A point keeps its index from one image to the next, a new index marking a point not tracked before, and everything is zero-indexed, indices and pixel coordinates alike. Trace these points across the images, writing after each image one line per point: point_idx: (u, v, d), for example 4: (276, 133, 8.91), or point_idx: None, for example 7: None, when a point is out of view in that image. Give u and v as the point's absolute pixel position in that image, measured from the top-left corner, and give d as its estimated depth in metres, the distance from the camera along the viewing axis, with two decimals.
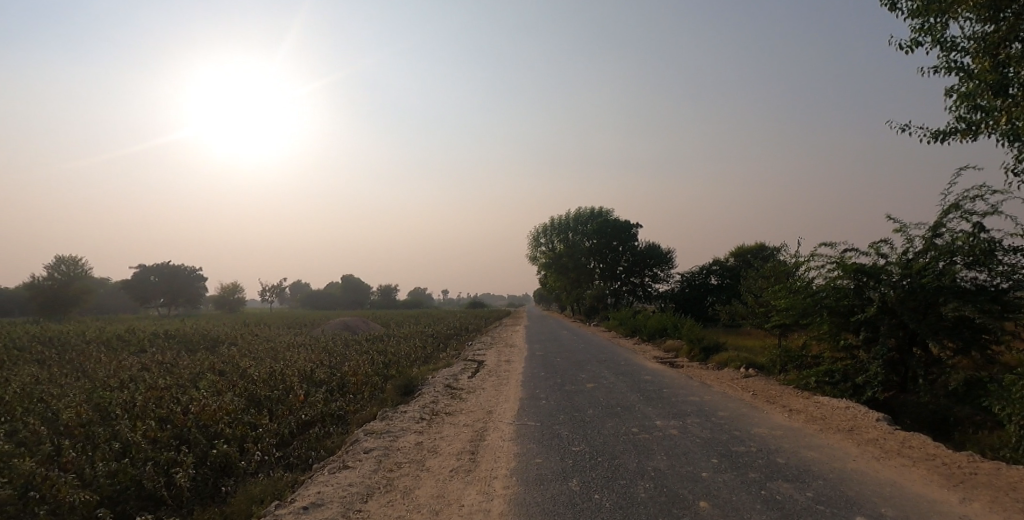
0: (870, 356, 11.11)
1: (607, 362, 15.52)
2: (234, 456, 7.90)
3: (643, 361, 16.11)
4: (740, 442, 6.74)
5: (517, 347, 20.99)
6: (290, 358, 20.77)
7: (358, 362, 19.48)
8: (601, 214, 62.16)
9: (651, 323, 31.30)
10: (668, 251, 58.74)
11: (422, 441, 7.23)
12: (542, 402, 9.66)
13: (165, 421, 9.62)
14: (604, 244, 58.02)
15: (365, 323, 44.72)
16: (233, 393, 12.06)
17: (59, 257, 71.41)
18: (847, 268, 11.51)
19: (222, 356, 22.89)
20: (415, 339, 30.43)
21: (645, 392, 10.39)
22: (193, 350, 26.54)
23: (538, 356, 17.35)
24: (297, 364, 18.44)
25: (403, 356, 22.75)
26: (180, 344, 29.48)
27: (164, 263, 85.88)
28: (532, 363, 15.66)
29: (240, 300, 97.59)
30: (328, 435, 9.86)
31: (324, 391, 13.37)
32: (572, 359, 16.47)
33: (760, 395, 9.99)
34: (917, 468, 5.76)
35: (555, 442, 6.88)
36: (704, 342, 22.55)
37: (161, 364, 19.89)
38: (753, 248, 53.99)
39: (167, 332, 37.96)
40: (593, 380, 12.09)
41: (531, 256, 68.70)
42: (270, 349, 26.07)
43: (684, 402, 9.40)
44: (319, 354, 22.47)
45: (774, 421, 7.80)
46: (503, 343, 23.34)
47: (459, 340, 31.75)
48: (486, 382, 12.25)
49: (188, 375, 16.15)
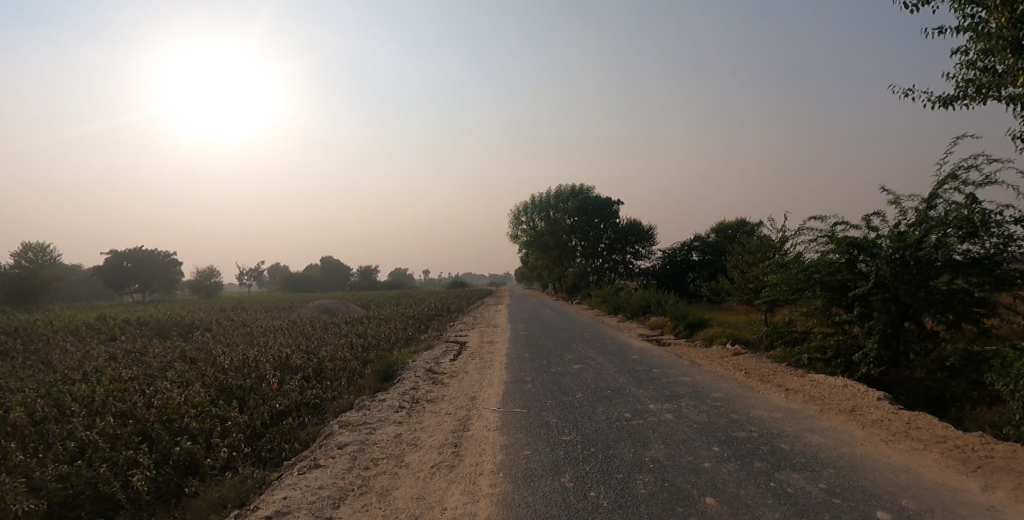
0: (863, 331, 10.84)
1: (593, 341, 15.14)
2: (199, 454, 7.34)
3: (629, 340, 15.75)
4: (741, 426, 6.35)
5: (500, 327, 20.54)
6: (266, 343, 20.12)
7: (337, 346, 18.90)
8: (582, 191, 61.64)
9: (635, 299, 31.10)
10: (649, 228, 58.62)
11: (401, 433, 6.73)
12: (528, 386, 9.23)
13: (126, 416, 9.00)
14: (586, 221, 57.67)
15: (345, 306, 44.00)
16: (203, 383, 11.44)
17: (25, 243, 69.23)
18: (839, 241, 11.16)
19: (195, 343, 22.13)
20: (396, 321, 29.88)
21: (635, 372, 10.01)
22: (166, 337, 25.71)
23: (522, 337, 16.93)
24: (274, 349, 17.82)
25: (384, 339, 22.21)
26: (153, 331, 28.58)
27: (137, 248, 83.75)
28: (517, 344, 15.24)
29: (217, 284, 95.83)
30: (302, 425, 9.33)
31: (301, 377, 12.81)
32: (557, 338, 16.07)
33: (753, 374, 9.64)
34: (931, 452, 5.41)
35: (544, 431, 6.43)
36: (689, 319, 22.34)
37: (131, 353, 19.10)
38: (734, 223, 54.06)
39: (140, 319, 36.89)
40: (579, 360, 11.68)
41: (512, 235, 68.15)
42: (246, 334, 25.36)
43: (677, 382, 9.03)
44: (297, 338, 21.85)
45: (772, 403, 7.43)
46: (486, 324, 22.87)
47: (440, 321, 31.26)
48: (469, 365, 11.76)
49: (157, 364, 15.43)
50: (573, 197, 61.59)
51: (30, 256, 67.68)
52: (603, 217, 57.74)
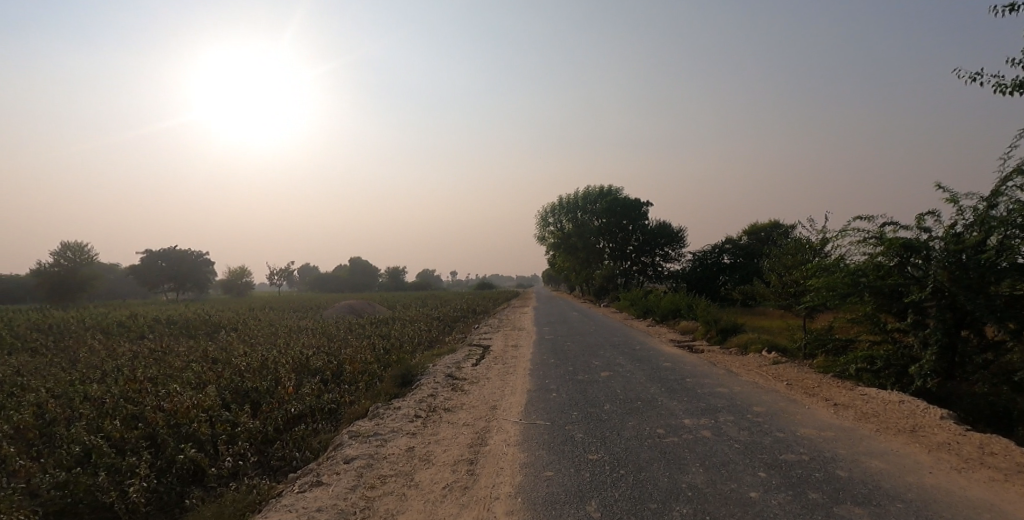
0: (915, 340, 10.04)
1: (622, 347, 14.48)
2: (205, 463, 6.99)
3: (659, 346, 15.07)
4: (789, 447, 5.69)
5: (525, 331, 20.00)
6: (289, 344, 19.92)
7: (359, 348, 18.59)
8: (610, 193, 60.70)
9: (664, 303, 30.22)
10: (679, 230, 57.41)
11: (414, 446, 6.26)
12: (552, 395, 8.67)
13: (137, 420, 8.73)
14: (614, 223, 56.76)
15: (371, 307, 43.97)
16: (219, 385, 11.17)
17: (65, 243, 71.28)
18: (889, 242, 10.36)
19: (219, 342, 22.10)
20: (420, 322, 29.54)
21: (667, 382, 9.37)
22: (192, 336, 25.81)
23: (547, 341, 16.37)
24: (296, 350, 17.58)
25: (407, 341, 21.84)
26: (181, 330, 28.77)
27: (171, 248, 85.48)
28: (542, 348, 14.67)
29: (248, 284, 97.51)
30: (316, 432, 8.94)
31: (319, 381, 12.47)
32: (584, 343, 15.45)
33: (796, 386, 8.93)
34: (1013, 485, 4.71)
35: (568, 448, 5.89)
36: (721, 323, 21.47)
37: (155, 353, 19.08)
38: (767, 226, 52.62)
39: (170, 317, 37.32)
40: (607, 367, 11.08)
41: (539, 236, 67.53)
42: (270, 334, 25.29)
43: (712, 394, 8.37)
44: (320, 339, 21.64)
45: (820, 420, 6.76)
46: (511, 326, 22.35)
47: (465, 323, 30.90)
48: (491, 371, 11.27)
49: (178, 364, 15.29)
50: (601, 198, 60.69)
51: (70, 255, 69.71)
52: (632, 219, 56.75)
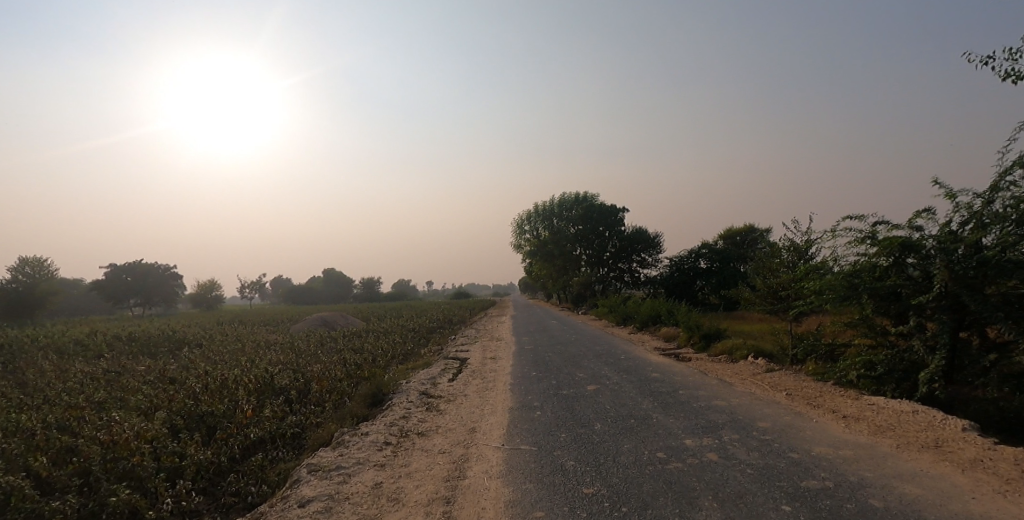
0: (915, 344, 9.56)
1: (606, 357, 13.82)
2: (141, 505, 6.08)
3: (644, 354, 14.45)
4: (808, 472, 5.04)
5: (503, 341, 19.22)
6: (255, 361, 18.84)
7: (329, 363, 17.60)
8: (586, 199, 60.45)
9: (644, 309, 29.74)
10: (656, 236, 57.32)
11: (382, 482, 5.45)
12: (537, 413, 7.93)
13: (70, 454, 7.74)
14: (591, 230, 56.46)
15: (345, 319, 42.74)
16: (170, 410, 10.17)
17: (21, 257, 68.22)
18: (886, 242, 9.90)
19: (180, 360, 20.83)
20: (395, 334, 28.56)
21: (660, 396, 8.71)
22: (153, 354, 24.46)
23: (527, 351, 15.63)
24: (261, 367, 16.56)
25: (381, 355, 20.90)
26: (141, 348, 27.27)
27: (137, 261, 82.75)
28: (522, 360, 13.94)
29: (217, 297, 94.88)
30: (275, 462, 8.04)
31: (283, 402, 11.53)
32: (566, 353, 14.75)
33: (799, 397, 8.33)
34: None
35: (560, 479, 5.15)
36: (704, 329, 21.00)
37: (109, 373, 17.82)
38: (742, 230, 52.84)
39: (133, 334, 35.66)
40: (593, 379, 10.38)
41: (515, 243, 66.91)
42: (236, 350, 24.05)
43: (710, 408, 7.72)
44: (289, 355, 20.58)
45: (834, 438, 6.14)
46: (489, 337, 21.53)
47: (441, 334, 30.00)
48: (469, 386, 10.50)
49: (129, 386, 14.13)
50: (577, 204, 60.35)
51: (28, 270, 66.79)
52: (608, 225, 56.49)
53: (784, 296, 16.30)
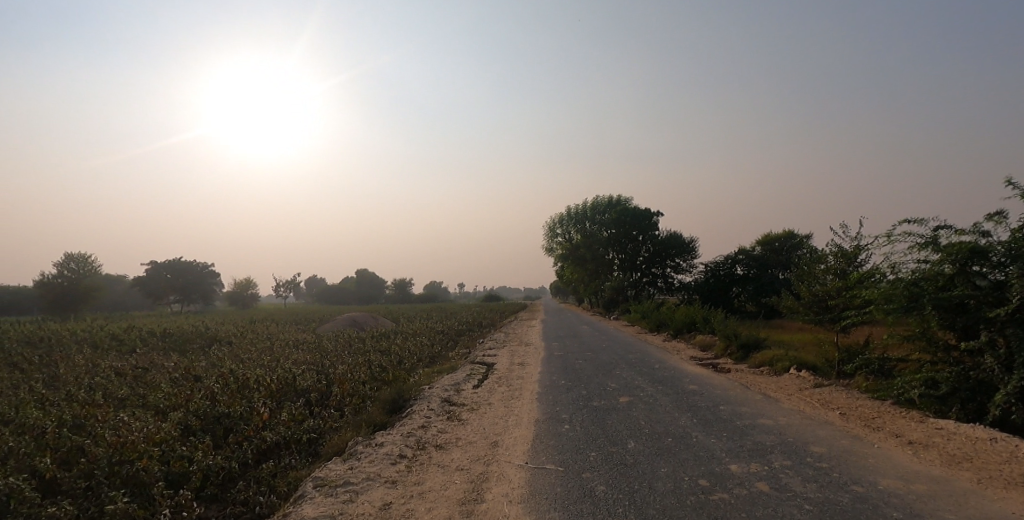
0: (984, 361, 8.66)
1: (639, 366, 13.12)
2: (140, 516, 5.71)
3: (679, 364, 13.71)
4: (876, 510, 4.37)
5: (533, 346, 18.64)
6: (281, 361, 18.68)
7: (355, 365, 17.28)
8: (620, 203, 59.45)
9: (679, 315, 28.79)
10: (691, 241, 55.91)
11: (392, 502, 4.97)
12: (565, 427, 7.35)
13: (78, 455, 7.47)
14: (624, 234, 55.46)
15: (375, 320, 42.74)
16: (187, 411, 9.91)
17: (68, 254, 70.50)
18: (953, 249, 9.04)
19: (209, 358, 20.82)
20: (423, 336, 28.23)
21: (698, 411, 8.04)
22: (185, 351, 24.61)
23: (557, 358, 15.02)
24: (286, 367, 16.34)
25: (407, 358, 20.54)
26: (175, 344, 27.55)
27: (177, 259, 84.83)
28: (551, 367, 13.35)
29: (254, 295, 96.74)
30: (286, 470, 7.66)
31: (303, 405, 11.19)
32: (597, 361, 14.10)
33: (856, 418, 7.55)
34: None
35: (588, 507, 4.57)
36: (742, 338, 20.06)
37: (138, 369, 17.86)
38: (781, 235, 51.15)
39: (168, 330, 36.21)
40: (625, 390, 9.75)
41: (547, 247, 66.27)
42: (265, 349, 24.02)
43: (755, 428, 7.03)
44: (316, 355, 20.40)
45: (903, 469, 5.39)
46: (518, 341, 20.98)
47: (470, 337, 29.56)
48: (494, 394, 9.97)
49: (154, 384, 14.02)
50: (610, 208, 59.38)
51: (74, 265, 69.09)
52: (642, 229, 55.40)
53: (831, 305, 15.35)
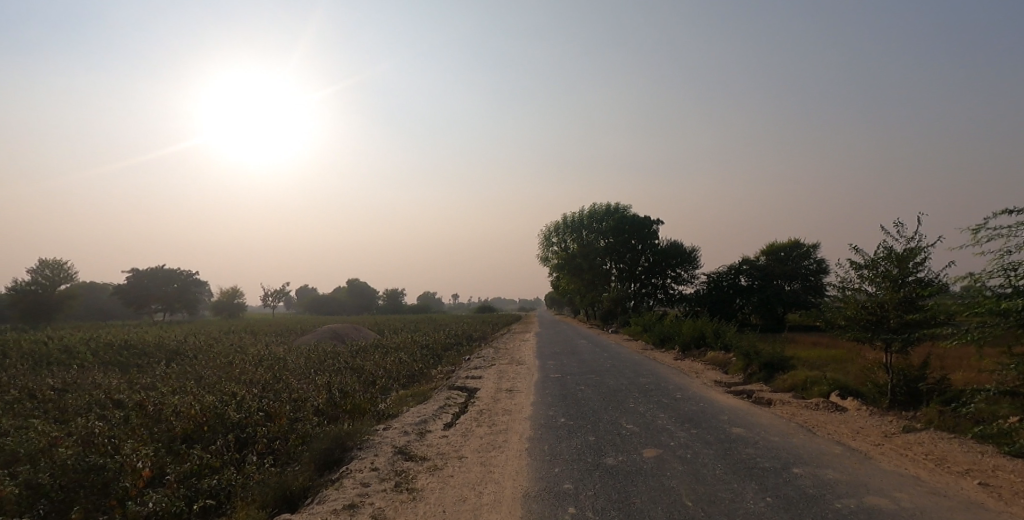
0: None
1: (657, 395, 10.49)
2: None
3: (704, 391, 11.13)
4: None
5: (525, 365, 16.01)
6: (232, 382, 15.93)
7: (314, 389, 14.60)
8: (618, 211, 57.07)
9: (686, 329, 26.22)
10: (693, 250, 53.38)
11: None
12: (569, 512, 4.72)
13: None
14: (622, 242, 52.99)
15: (358, 332, 39.88)
16: (45, 464, 7.20)
17: (43, 260, 67.28)
18: None
19: (152, 378, 18.02)
20: (404, 351, 25.47)
21: (765, 479, 5.43)
22: (133, 368, 21.72)
23: (554, 382, 12.40)
24: (230, 391, 13.60)
25: (382, 378, 17.82)
26: (127, 359, 24.65)
27: (160, 266, 81.64)
28: (547, 395, 10.73)
29: (240, 304, 93.68)
30: None
31: (217, 450, 8.51)
32: (603, 387, 11.45)
33: (1013, 496, 4.98)
34: None
35: None
36: (765, 356, 17.52)
37: (56, 391, 15.02)
38: (787, 245, 48.93)
39: (130, 341, 33.20)
40: (649, 436, 7.13)
41: (542, 256, 63.73)
42: (225, 365, 21.23)
43: (871, 517, 4.45)
44: (276, 374, 17.65)
45: None
46: (508, 360, 18.34)
47: (457, 352, 26.88)
48: (469, 441, 7.33)
49: (52, 413, 11.27)
50: (608, 216, 56.93)
51: (49, 272, 65.78)
52: (641, 238, 52.95)
53: (880, 319, 12.83)
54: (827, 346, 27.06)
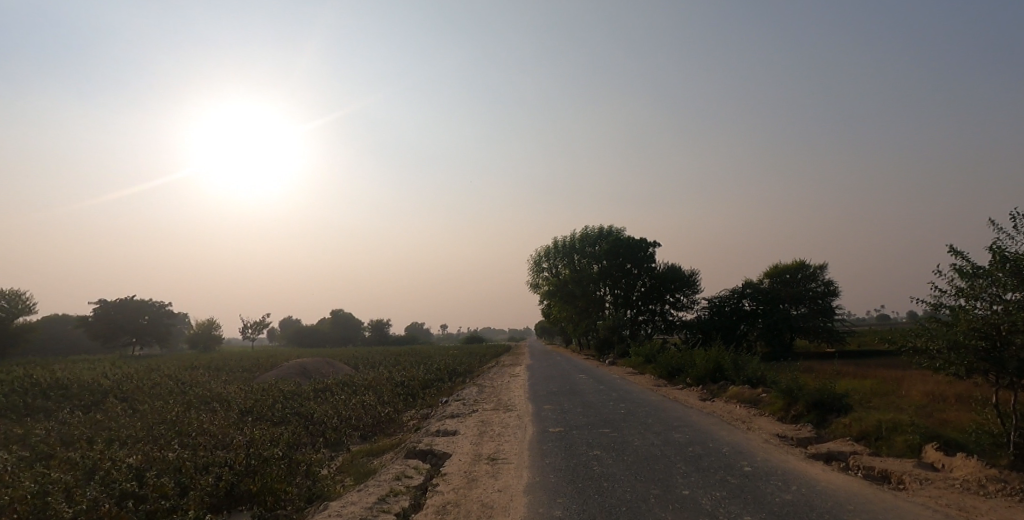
0: None
1: (716, 468, 6.91)
2: None
3: (774, 456, 7.65)
4: None
5: (514, 413, 12.43)
6: (133, 443, 12.17)
7: (232, 452, 10.90)
8: (611, 234, 54.01)
9: (699, 360, 22.67)
10: (692, 274, 49.81)
11: None
12: None
13: None
14: (617, 266, 49.72)
15: (330, 367, 35.87)
16: None
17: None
18: None
19: (39, 434, 14.11)
20: (374, 390, 21.68)
21: None
22: (37, 418, 17.72)
23: (554, 442, 8.87)
24: (110, 460, 9.86)
25: (336, 430, 14.11)
26: (41, 404, 20.60)
27: (128, 297, 76.73)
28: (547, 469, 7.20)
29: (216, 337, 88.75)
30: None
31: None
32: (628, 452, 7.95)
33: None
34: None
35: None
36: (813, 394, 13.97)
37: None
38: (792, 267, 45.80)
39: (64, 381, 28.94)
40: None
41: (533, 283, 60.33)
42: (148, 413, 17.37)
43: None
44: (199, 427, 13.82)
45: None
46: (493, 404, 14.74)
47: (436, 391, 23.17)
48: None
49: None
50: (602, 239, 53.80)
51: (4, 304, 60.79)
52: (637, 261, 49.60)
53: (996, 346, 9.36)
54: (858, 376, 23.50)
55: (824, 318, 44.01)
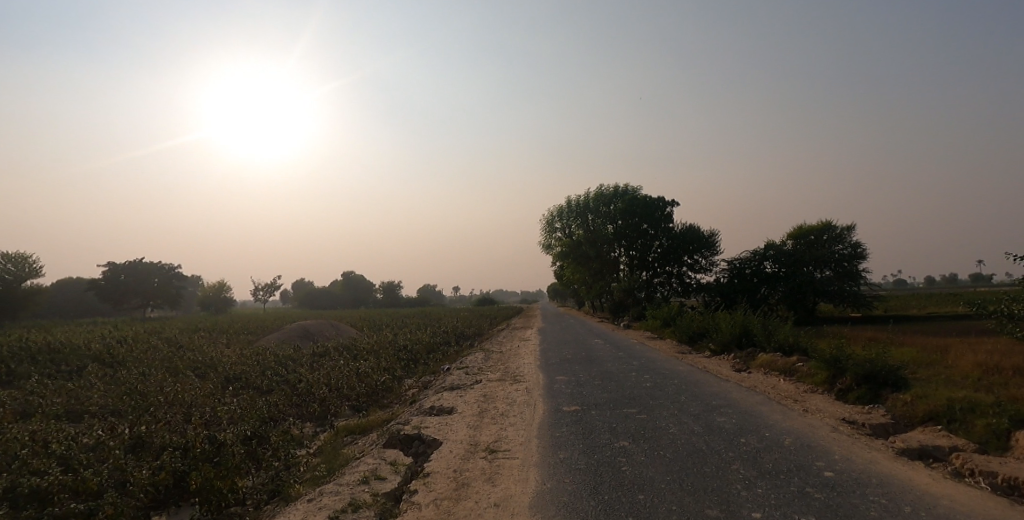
0: None
1: (788, 474, 5.17)
2: None
3: (856, 453, 5.89)
4: None
5: (521, 386, 10.76)
6: (90, 418, 10.73)
7: (193, 429, 9.39)
8: (627, 192, 51.75)
9: (724, 324, 20.89)
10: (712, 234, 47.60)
11: None
12: None
13: None
14: (633, 226, 47.63)
15: (335, 329, 34.49)
16: None
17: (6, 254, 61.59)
18: None
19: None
20: (374, 355, 20.22)
21: None
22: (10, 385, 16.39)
23: (569, 428, 7.18)
24: (46, 438, 8.38)
25: (323, 400, 12.60)
26: (22, 369, 19.33)
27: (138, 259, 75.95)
28: (560, 470, 5.51)
29: (227, 299, 88.25)
30: None
31: None
32: (665, 444, 6.23)
33: None
34: None
35: None
36: (864, 365, 12.11)
37: None
38: (817, 228, 43.53)
39: (58, 344, 27.79)
40: None
41: (545, 243, 58.50)
42: (126, 380, 15.96)
43: None
44: (171, 397, 12.37)
45: None
46: (498, 374, 13.10)
47: (441, 357, 21.64)
48: None
49: None
50: (617, 198, 51.61)
51: (12, 266, 60.06)
52: (654, 221, 47.46)
53: None
54: (894, 343, 21.68)
55: (850, 281, 41.88)
